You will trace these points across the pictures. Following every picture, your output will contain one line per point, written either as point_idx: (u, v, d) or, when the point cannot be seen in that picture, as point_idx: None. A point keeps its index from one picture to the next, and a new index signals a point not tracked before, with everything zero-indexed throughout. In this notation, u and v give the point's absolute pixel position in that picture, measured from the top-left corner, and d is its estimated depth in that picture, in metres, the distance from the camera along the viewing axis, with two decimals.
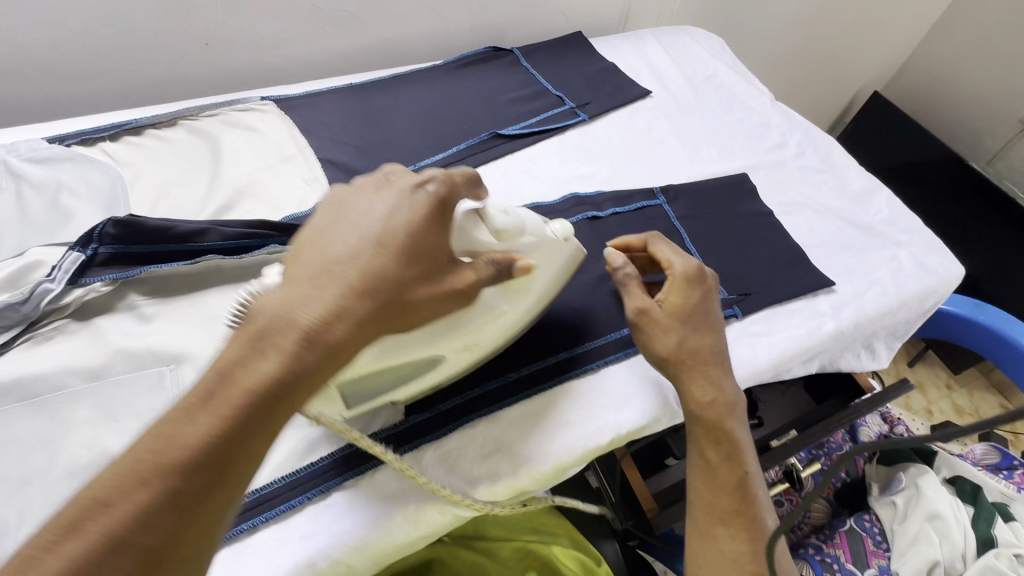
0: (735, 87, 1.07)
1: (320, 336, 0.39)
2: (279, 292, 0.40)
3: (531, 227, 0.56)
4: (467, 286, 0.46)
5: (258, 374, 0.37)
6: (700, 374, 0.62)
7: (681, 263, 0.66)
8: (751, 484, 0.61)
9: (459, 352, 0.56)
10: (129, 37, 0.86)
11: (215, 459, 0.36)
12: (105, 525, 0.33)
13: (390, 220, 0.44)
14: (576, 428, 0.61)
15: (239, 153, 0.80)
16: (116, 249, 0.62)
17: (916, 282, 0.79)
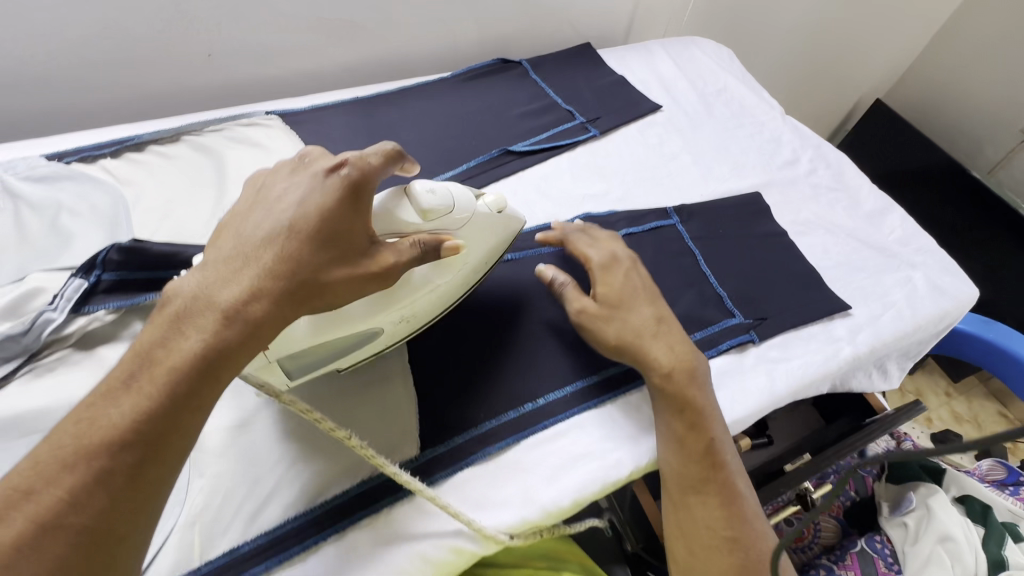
0: (745, 101, 1.06)
1: (237, 316, 0.42)
2: (195, 278, 0.43)
3: (460, 202, 0.57)
4: (390, 269, 0.49)
5: (179, 354, 0.41)
6: (655, 345, 0.62)
7: (597, 254, 0.68)
8: (721, 450, 0.58)
9: (398, 325, 0.58)
10: (130, 48, 0.84)
11: (143, 436, 0.39)
12: (35, 505, 0.36)
13: (303, 206, 0.46)
14: (594, 459, 0.60)
15: (244, 171, 0.78)
16: (121, 276, 0.60)
17: (932, 305, 0.78)
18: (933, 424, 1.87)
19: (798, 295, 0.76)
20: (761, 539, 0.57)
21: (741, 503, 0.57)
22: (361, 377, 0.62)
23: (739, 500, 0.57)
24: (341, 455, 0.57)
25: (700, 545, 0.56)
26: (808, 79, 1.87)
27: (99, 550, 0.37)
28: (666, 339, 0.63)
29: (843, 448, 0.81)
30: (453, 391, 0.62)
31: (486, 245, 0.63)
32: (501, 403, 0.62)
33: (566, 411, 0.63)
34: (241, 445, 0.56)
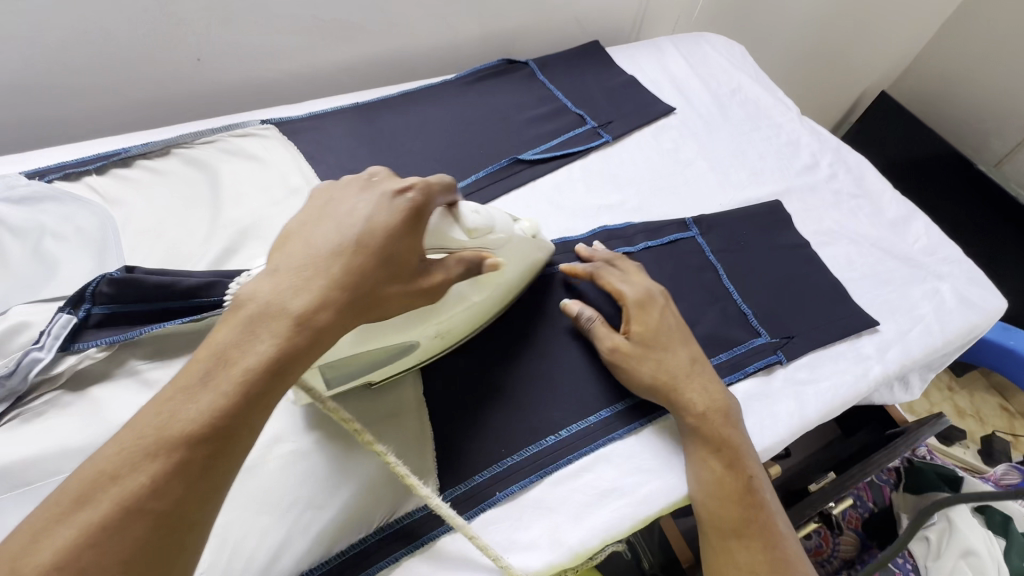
0: (760, 101, 1.02)
1: (307, 323, 0.41)
2: (267, 282, 0.42)
3: (501, 225, 0.58)
4: (436, 287, 0.50)
5: (255, 355, 0.39)
6: (691, 385, 0.60)
7: (631, 289, 0.65)
8: (758, 489, 0.57)
9: (433, 340, 0.58)
10: (114, 54, 0.78)
11: (219, 432, 0.37)
12: (117, 492, 0.34)
13: (371, 222, 0.46)
14: (623, 496, 0.57)
15: (240, 187, 0.73)
16: (112, 309, 0.56)
17: (960, 318, 0.76)
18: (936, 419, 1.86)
19: (824, 310, 0.73)
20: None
21: (784, 546, 0.55)
22: (371, 400, 0.58)
23: (782, 543, 0.55)
24: (359, 497, 0.54)
25: None
26: (814, 72, 1.83)
27: (174, 542, 0.35)
28: (700, 378, 0.61)
29: (868, 466, 0.79)
30: (479, 410, 0.60)
31: (523, 271, 0.65)
32: (524, 435, 0.59)
33: (592, 443, 0.60)
34: (247, 491, 0.52)
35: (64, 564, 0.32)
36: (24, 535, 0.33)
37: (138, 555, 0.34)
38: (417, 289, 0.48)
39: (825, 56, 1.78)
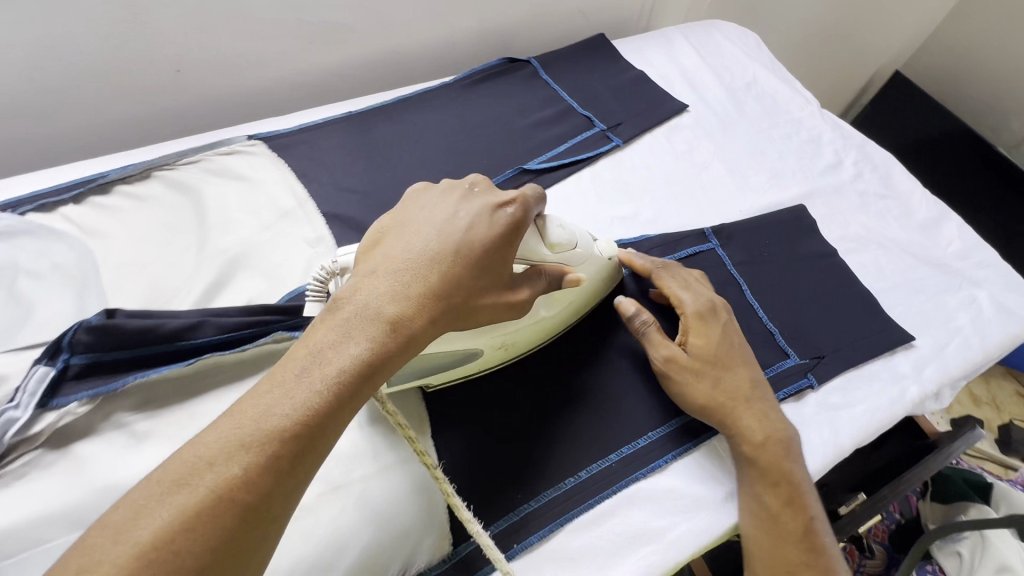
0: (777, 94, 0.96)
1: (403, 329, 0.43)
2: (368, 287, 0.44)
3: (582, 242, 0.60)
4: (522, 304, 0.52)
5: (351, 356, 0.41)
6: (744, 411, 0.57)
7: (692, 300, 0.62)
8: (817, 531, 0.54)
9: (495, 352, 0.57)
10: (86, 69, 0.72)
11: (310, 429, 0.38)
12: (214, 479, 0.34)
13: (470, 233, 0.48)
14: (651, 541, 0.53)
15: (228, 211, 0.68)
16: (91, 359, 0.52)
17: (999, 329, 0.71)
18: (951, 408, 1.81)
19: (854, 327, 0.69)
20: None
21: None
22: (383, 437, 0.55)
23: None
24: (367, 558, 0.50)
25: None
26: (826, 53, 1.75)
27: (255, 539, 0.35)
28: (757, 405, 0.58)
29: (900, 484, 0.76)
30: (511, 443, 0.57)
31: (599, 290, 0.66)
32: (542, 479, 0.55)
33: (614, 484, 0.56)
34: None
35: (160, 546, 0.32)
36: (122, 514, 0.33)
37: (224, 548, 0.34)
38: (506, 303, 0.51)
39: (837, 37, 1.70)
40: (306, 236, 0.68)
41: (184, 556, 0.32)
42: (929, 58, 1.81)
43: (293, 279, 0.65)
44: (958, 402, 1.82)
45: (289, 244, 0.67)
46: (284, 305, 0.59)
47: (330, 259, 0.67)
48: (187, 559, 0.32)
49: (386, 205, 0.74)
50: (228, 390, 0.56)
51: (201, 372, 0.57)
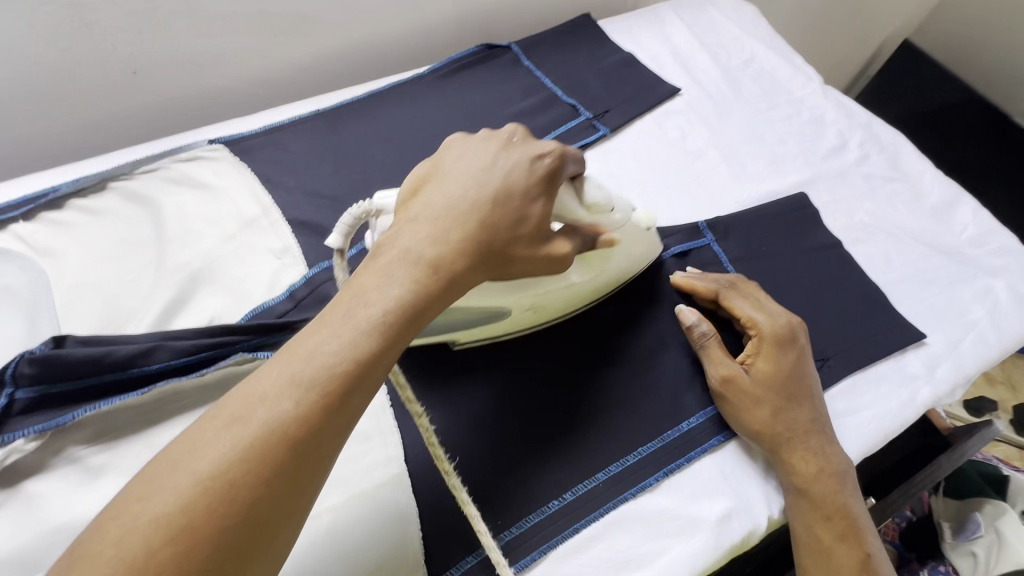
0: (776, 72, 0.90)
1: (443, 272, 0.42)
2: (409, 232, 0.43)
3: (619, 206, 0.58)
4: (562, 259, 0.50)
5: (394, 298, 0.40)
6: (800, 445, 0.54)
7: (767, 321, 0.59)
8: (874, 568, 0.53)
9: (524, 313, 0.56)
10: (33, 74, 0.68)
11: (359, 367, 0.37)
12: (265, 415, 0.34)
13: (508, 181, 0.47)
14: (638, 567, 0.50)
15: (188, 222, 0.64)
16: (38, 392, 0.49)
17: (1018, 321, 0.66)
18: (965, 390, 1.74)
19: (861, 325, 0.65)
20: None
21: None
22: (353, 458, 0.51)
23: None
24: None
25: None
26: (829, 24, 1.66)
27: (310, 470, 0.35)
28: (817, 439, 0.55)
29: (911, 488, 0.72)
30: (502, 449, 0.53)
31: (635, 265, 0.63)
32: (521, 502, 0.51)
33: (602, 506, 0.52)
34: None
35: (218, 478, 0.32)
36: (180, 444, 0.34)
37: (276, 483, 0.34)
38: (544, 256, 0.48)
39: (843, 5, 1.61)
40: (271, 247, 0.64)
41: (240, 488, 0.33)
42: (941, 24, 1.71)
43: (258, 293, 0.61)
44: None
45: (254, 256, 0.63)
46: (248, 325, 0.55)
47: (298, 271, 0.63)
48: (243, 491, 0.33)
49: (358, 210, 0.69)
50: (188, 418, 0.53)
51: (158, 401, 0.53)
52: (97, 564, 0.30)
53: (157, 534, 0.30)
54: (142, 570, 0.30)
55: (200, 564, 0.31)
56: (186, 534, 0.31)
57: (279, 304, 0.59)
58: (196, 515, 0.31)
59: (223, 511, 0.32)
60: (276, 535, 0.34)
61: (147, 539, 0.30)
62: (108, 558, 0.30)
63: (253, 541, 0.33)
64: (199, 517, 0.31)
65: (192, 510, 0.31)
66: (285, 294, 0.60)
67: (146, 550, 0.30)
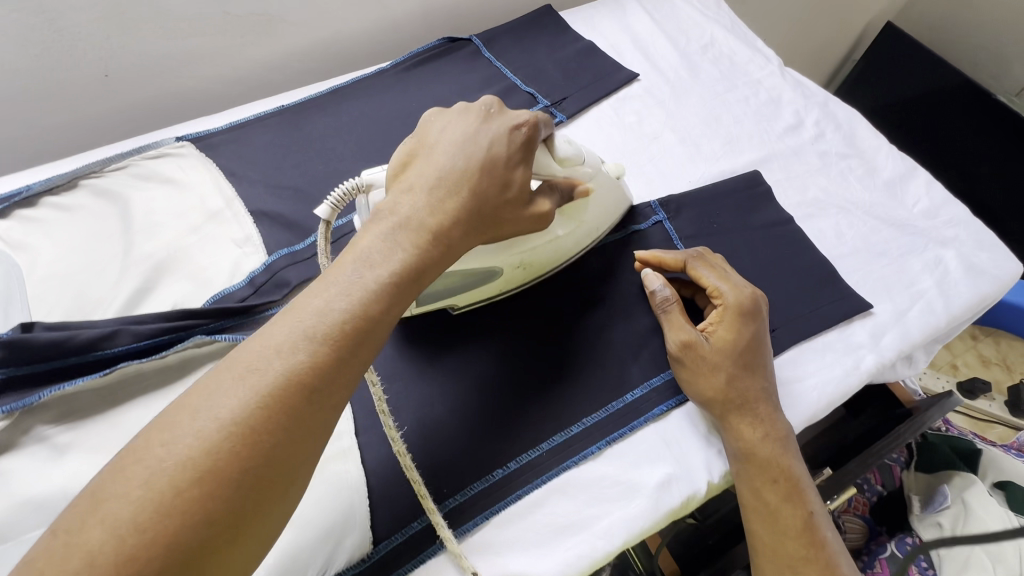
0: (736, 55, 0.91)
1: (441, 236, 0.45)
2: (406, 200, 0.45)
3: (588, 159, 0.61)
4: (545, 216, 0.54)
5: (400, 260, 0.42)
6: (748, 412, 0.55)
7: (732, 290, 0.58)
8: (818, 526, 0.53)
9: (515, 271, 0.60)
10: (5, 79, 0.71)
11: (366, 324, 0.39)
12: (283, 366, 0.36)
13: (492, 151, 0.49)
14: (578, 531, 0.52)
15: (154, 216, 0.67)
16: (8, 374, 0.52)
17: (967, 290, 0.67)
18: (959, 370, 1.72)
19: (810, 296, 0.66)
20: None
21: None
22: None
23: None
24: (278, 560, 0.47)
25: None
26: (808, 9, 1.66)
27: (323, 419, 0.37)
28: (762, 412, 0.55)
29: (868, 457, 0.72)
30: (477, 400, 0.57)
31: (608, 213, 0.67)
32: (470, 468, 0.53)
33: (543, 474, 0.54)
34: None
35: (240, 424, 0.34)
36: (197, 393, 0.35)
37: (293, 428, 0.36)
38: (530, 216, 0.52)
39: None
40: (234, 236, 0.67)
41: (261, 432, 0.34)
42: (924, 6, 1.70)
43: (219, 280, 0.63)
44: (966, 365, 1.72)
45: (217, 246, 0.66)
46: (204, 309, 0.58)
47: (259, 259, 0.66)
48: (264, 435, 0.34)
49: (319, 200, 0.72)
50: (151, 398, 0.56)
51: (123, 381, 0.56)
52: (122, 502, 0.31)
53: (184, 474, 0.32)
54: (169, 508, 0.31)
55: (224, 502, 0.33)
56: (211, 476, 0.32)
57: (235, 290, 0.62)
58: (221, 456, 0.33)
59: (245, 453, 0.34)
60: (290, 484, 0.36)
61: (174, 479, 0.32)
62: (135, 498, 0.31)
63: (273, 485, 0.34)
64: (224, 459, 0.33)
65: (217, 451, 0.33)
66: (244, 281, 0.63)
67: (173, 489, 0.32)
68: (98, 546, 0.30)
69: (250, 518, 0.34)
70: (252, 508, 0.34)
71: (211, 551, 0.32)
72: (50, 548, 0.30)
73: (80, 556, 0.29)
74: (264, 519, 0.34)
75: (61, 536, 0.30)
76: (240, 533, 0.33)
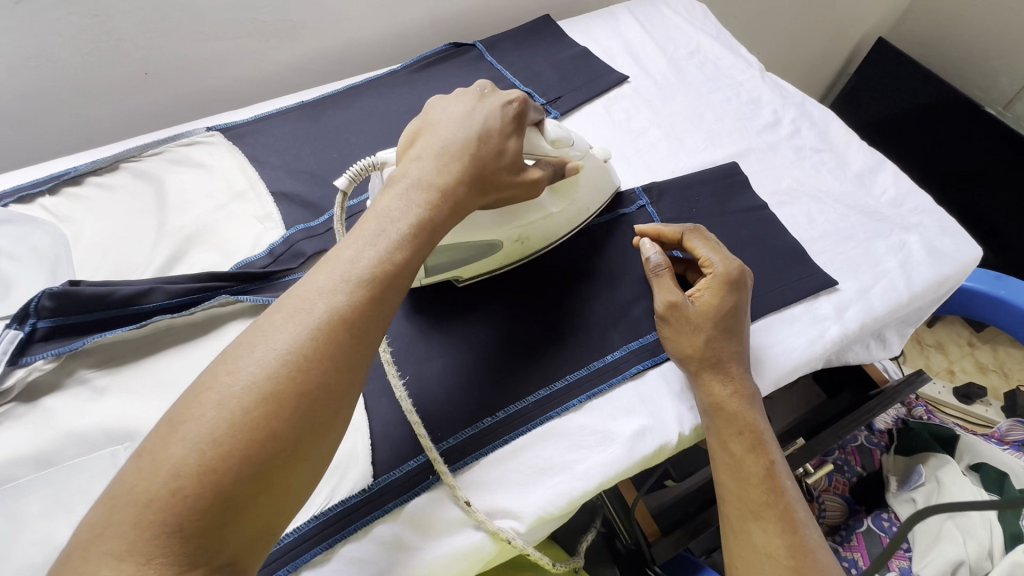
0: (720, 60, 0.98)
1: (451, 192, 0.51)
2: (417, 165, 0.52)
3: (578, 143, 0.68)
4: (537, 182, 0.61)
5: (418, 213, 0.49)
6: (720, 370, 0.61)
7: (722, 261, 0.64)
8: (779, 475, 0.58)
9: (514, 245, 0.66)
10: (60, 74, 0.80)
11: (394, 272, 0.46)
12: (326, 304, 0.42)
13: (488, 123, 0.56)
14: (559, 472, 0.57)
15: (186, 195, 0.75)
16: (57, 322, 0.58)
17: (929, 271, 0.72)
18: (955, 375, 1.71)
19: (783, 273, 0.71)
20: (830, 570, 0.53)
21: (804, 532, 0.55)
22: None
23: (801, 528, 0.55)
24: None
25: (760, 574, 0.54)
26: (801, 25, 1.73)
27: (362, 352, 0.43)
28: (732, 370, 0.61)
29: (839, 429, 0.78)
30: (472, 358, 0.62)
31: (597, 194, 0.73)
32: (463, 416, 0.59)
33: (529, 423, 0.59)
34: None
35: (292, 353, 0.40)
36: (254, 332, 0.41)
37: (339, 361, 0.42)
38: (523, 181, 0.59)
39: (812, 7, 1.68)
40: (256, 214, 0.74)
41: (312, 362, 0.41)
42: (915, 21, 1.77)
43: (243, 251, 0.71)
44: (962, 371, 1.72)
45: (241, 221, 0.73)
46: (227, 272, 0.64)
47: (278, 233, 0.73)
48: (314, 364, 0.40)
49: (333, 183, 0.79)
50: (180, 348, 0.63)
51: (157, 334, 0.63)
52: (198, 423, 0.37)
53: (249, 397, 0.38)
54: (239, 426, 0.37)
55: (286, 423, 0.39)
56: (272, 398, 0.39)
57: (257, 258, 0.69)
58: (279, 383, 0.39)
59: (300, 381, 0.40)
60: (337, 410, 0.42)
61: (242, 402, 0.38)
62: (209, 419, 0.37)
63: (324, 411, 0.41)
64: (282, 385, 0.39)
65: (276, 378, 0.39)
66: (264, 252, 0.70)
67: (241, 411, 0.38)
68: (181, 462, 0.36)
69: (306, 438, 0.40)
70: (309, 429, 0.40)
71: (276, 465, 0.38)
72: (140, 466, 0.37)
73: (167, 469, 0.36)
74: (318, 441, 0.41)
75: (148, 456, 0.37)
76: (299, 451, 0.40)
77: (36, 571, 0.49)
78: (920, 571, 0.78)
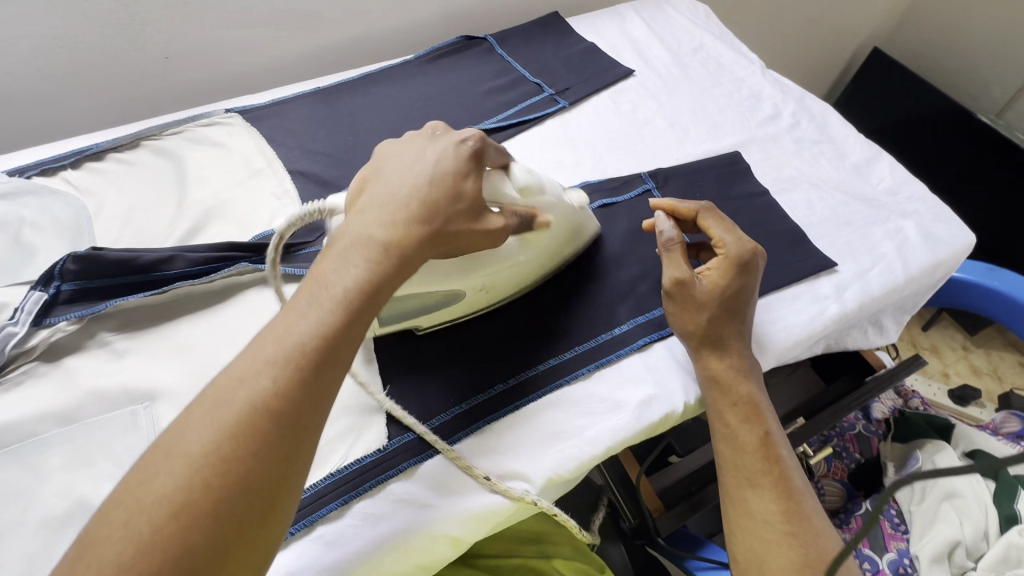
0: (722, 57, 1.01)
1: (394, 249, 0.47)
2: (357, 219, 0.48)
3: (549, 188, 0.64)
4: (499, 232, 0.55)
5: (353, 278, 0.45)
6: (719, 345, 0.63)
7: (734, 242, 0.65)
8: (775, 443, 0.59)
9: (478, 293, 0.63)
10: (84, 55, 0.82)
11: (326, 348, 0.42)
12: (248, 395, 0.39)
13: (440, 164, 0.52)
14: (569, 437, 0.59)
15: (205, 171, 0.76)
16: (79, 286, 0.60)
17: (924, 254, 0.75)
18: (949, 378, 1.73)
19: (785, 253, 0.74)
20: (824, 534, 0.55)
21: (799, 499, 0.57)
22: None
23: (797, 495, 0.57)
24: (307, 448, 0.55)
25: (756, 541, 0.55)
26: (799, 33, 1.78)
27: (293, 444, 0.40)
28: (729, 347, 0.63)
29: (838, 411, 0.82)
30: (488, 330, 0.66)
31: (570, 242, 0.69)
32: (478, 382, 0.61)
33: (541, 389, 0.61)
34: None
35: (211, 452, 0.37)
36: (173, 432, 0.39)
37: (266, 455, 0.39)
38: (483, 230, 0.53)
39: (810, 17, 1.73)
40: (273, 190, 0.76)
41: (233, 461, 0.38)
42: (908, 32, 1.82)
43: (260, 224, 0.73)
44: (956, 374, 1.74)
45: (259, 197, 0.75)
46: (246, 242, 0.66)
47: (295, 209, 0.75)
48: (236, 461, 0.38)
49: (348, 164, 0.81)
50: (198, 314, 0.64)
51: (178, 299, 0.65)
52: (107, 547, 0.35)
53: (161, 511, 0.35)
54: (151, 545, 0.35)
55: (205, 534, 0.36)
56: (186, 508, 0.36)
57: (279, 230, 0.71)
58: (195, 491, 0.36)
59: (219, 483, 0.37)
60: (276, 503, 0.39)
61: (154, 516, 0.35)
62: (120, 539, 0.35)
63: (256, 509, 0.38)
64: (199, 493, 0.36)
65: (191, 486, 0.36)
66: None
67: (152, 528, 0.35)
68: None
69: (236, 545, 0.37)
70: (236, 536, 0.37)
71: None
72: None
73: None
74: (250, 548, 0.38)
75: None
76: (225, 563, 0.36)
77: (56, 523, 0.50)
78: (917, 552, 0.80)
